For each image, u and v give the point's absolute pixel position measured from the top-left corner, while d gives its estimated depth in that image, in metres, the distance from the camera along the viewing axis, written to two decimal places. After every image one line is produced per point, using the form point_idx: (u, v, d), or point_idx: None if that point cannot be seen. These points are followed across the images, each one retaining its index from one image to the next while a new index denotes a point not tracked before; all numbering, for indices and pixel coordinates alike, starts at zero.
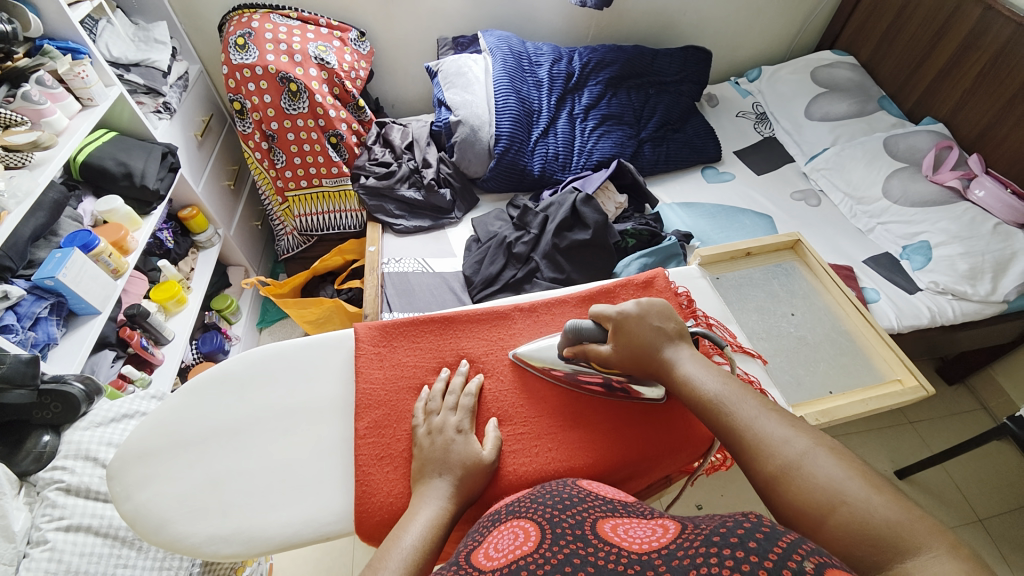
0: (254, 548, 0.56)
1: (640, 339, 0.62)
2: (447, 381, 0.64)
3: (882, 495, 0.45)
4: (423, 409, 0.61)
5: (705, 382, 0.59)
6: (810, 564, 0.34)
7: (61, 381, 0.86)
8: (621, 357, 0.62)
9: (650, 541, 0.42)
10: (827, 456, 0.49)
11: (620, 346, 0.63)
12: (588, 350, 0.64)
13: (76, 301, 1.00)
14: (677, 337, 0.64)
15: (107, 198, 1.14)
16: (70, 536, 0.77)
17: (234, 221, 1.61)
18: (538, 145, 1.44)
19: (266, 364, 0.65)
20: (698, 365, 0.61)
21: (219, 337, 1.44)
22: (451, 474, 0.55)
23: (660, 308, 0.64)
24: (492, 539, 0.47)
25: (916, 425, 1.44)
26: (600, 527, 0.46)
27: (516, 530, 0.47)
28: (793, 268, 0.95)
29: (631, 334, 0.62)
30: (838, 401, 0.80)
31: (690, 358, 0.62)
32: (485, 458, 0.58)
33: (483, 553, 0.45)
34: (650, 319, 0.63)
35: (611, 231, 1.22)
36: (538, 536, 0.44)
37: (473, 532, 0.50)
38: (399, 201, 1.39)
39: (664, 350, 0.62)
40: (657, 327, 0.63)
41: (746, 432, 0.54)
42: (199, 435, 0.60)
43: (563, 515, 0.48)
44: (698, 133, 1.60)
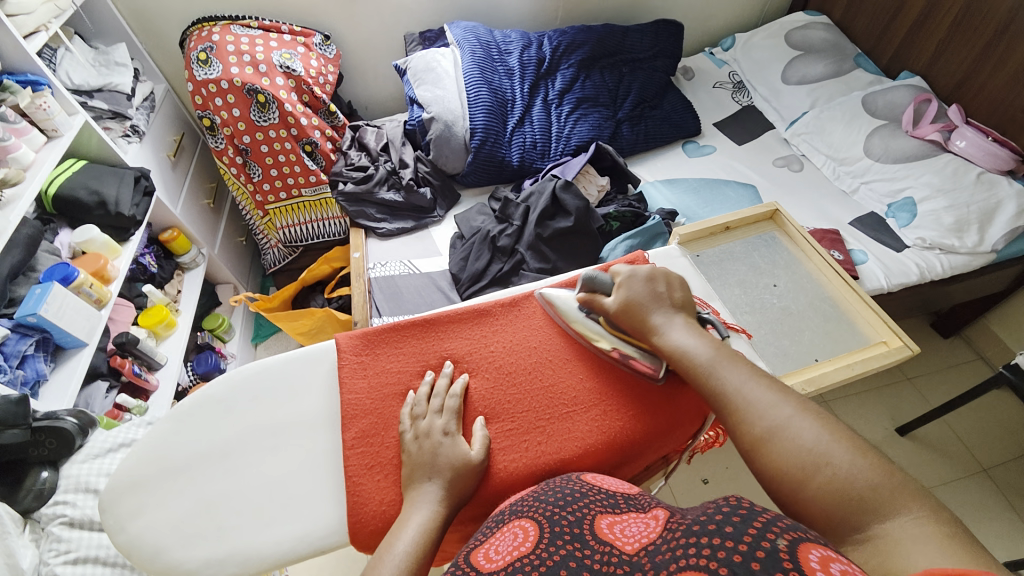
0: (252, 567, 0.57)
1: (641, 301, 0.64)
2: (432, 385, 0.64)
3: (866, 459, 0.46)
4: (410, 414, 0.61)
5: (694, 341, 0.60)
6: (782, 543, 0.35)
7: (54, 417, 0.86)
8: (622, 313, 0.64)
9: (641, 538, 0.43)
10: (807, 421, 0.50)
11: (619, 311, 0.65)
12: (597, 300, 0.66)
13: (61, 336, 0.99)
14: (680, 303, 0.65)
15: (83, 228, 1.13)
16: (78, 568, 0.78)
17: (217, 239, 1.60)
18: (514, 135, 1.43)
19: (250, 383, 0.64)
20: (690, 334, 0.62)
21: (214, 356, 1.44)
22: (440, 477, 0.55)
23: (663, 275, 0.65)
24: (493, 540, 0.46)
25: (914, 381, 1.45)
26: (598, 524, 0.46)
27: (515, 530, 0.47)
28: (774, 238, 0.94)
29: (634, 294, 0.64)
30: (824, 369, 0.80)
31: (681, 327, 0.62)
32: (473, 459, 0.57)
33: (484, 553, 0.45)
34: (655, 283, 0.65)
35: (594, 215, 1.21)
36: (537, 535, 0.45)
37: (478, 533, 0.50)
38: (380, 204, 1.37)
39: (663, 313, 0.64)
40: (660, 289, 0.65)
41: (734, 396, 0.55)
42: (188, 461, 0.60)
43: (564, 512, 0.47)
44: (676, 107, 1.58)
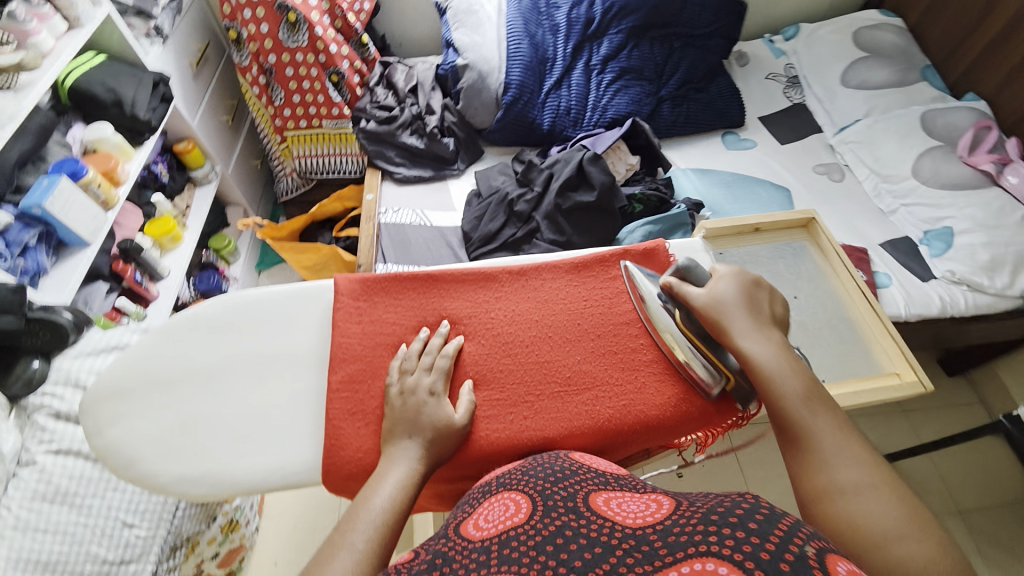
0: (223, 491, 0.57)
1: (743, 301, 0.58)
2: (425, 342, 0.62)
3: (942, 552, 0.41)
4: (398, 368, 0.60)
5: (785, 359, 0.54)
6: (810, 550, 0.32)
7: (50, 310, 0.87)
8: (706, 311, 0.58)
9: (645, 516, 0.41)
10: (882, 494, 0.45)
11: (709, 306, 0.58)
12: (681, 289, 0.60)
13: (64, 232, 0.98)
14: (780, 320, 0.59)
15: (97, 125, 1.10)
16: (59, 459, 0.79)
17: (232, 158, 1.57)
18: (549, 97, 1.36)
19: (241, 310, 0.63)
20: (778, 351, 0.55)
21: (216, 277, 1.45)
22: (422, 437, 0.54)
23: (770, 285, 0.60)
24: (482, 511, 0.47)
25: (909, 413, 1.43)
26: (593, 500, 0.45)
27: (507, 502, 0.47)
28: (803, 248, 0.90)
29: (727, 296, 0.58)
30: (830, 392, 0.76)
31: (770, 343, 0.55)
32: (457, 424, 0.56)
33: (472, 523, 0.45)
34: (755, 290, 0.59)
35: (619, 195, 1.16)
36: (528, 508, 0.44)
37: (464, 503, 0.50)
38: (400, 148, 1.33)
39: (763, 319, 0.57)
40: (765, 297, 0.60)
41: (809, 441, 0.50)
42: (173, 377, 0.60)
43: (555, 487, 0.47)
44: (723, 94, 1.49)
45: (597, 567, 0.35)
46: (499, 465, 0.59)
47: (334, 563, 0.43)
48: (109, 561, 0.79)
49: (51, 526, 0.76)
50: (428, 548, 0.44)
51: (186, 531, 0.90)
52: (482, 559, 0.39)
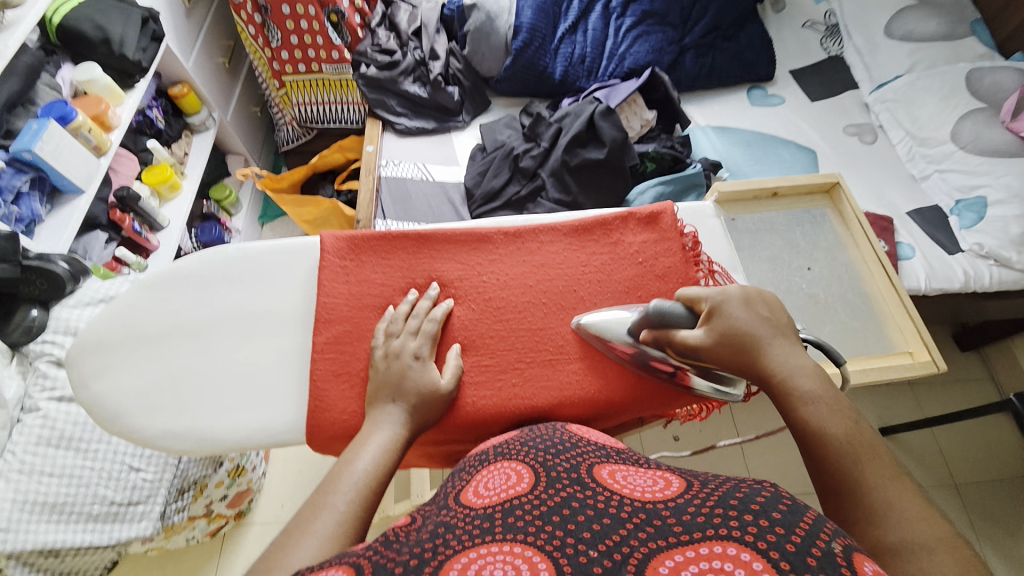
0: (209, 447, 0.57)
1: (740, 331, 0.51)
2: (413, 305, 0.60)
3: None
4: (385, 331, 0.58)
5: (812, 391, 0.48)
6: (838, 547, 0.30)
7: (46, 259, 0.86)
8: (711, 343, 0.52)
9: (653, 491, 0.39)
10: (948, 559, 0.35)
11: (713, 340, 0.52)
12: (668, 335, 0.54)
13: (58, 178, 0.96)
14: (789, 334, 0.53)
15: (85, 65, 1.05)
16: (61, 406, 0.81)
17: (231, 105, 1.51)
18: (562, 43, 1.28)
19: (225, 265, 0.61)
20: (806, 376, 0.49)
21: (218, 228, 1.44)
22: (407, 402, 0.53)
23: (768, 295, 0.54)
24: (480, 480, 0.46)
25: (916, 388, 1.40)
26: (598, 472, 0.44)
27: (507, 471, 0.46)
28: (823, 215, 0.84)
29: (734, 321, 0.52)
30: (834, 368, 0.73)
31: (799, 367, 0.50)
32: (443, 389, 0.55)
33: (472, 492, 0.44)
34: (756, 308, 0.53)
35: (629, 152, 1.09)
36: (531, 479, 0.43)
37: (461, 471, 0.50)
38: (402, 97, 1.26)
39: (768, 348, 0.51)
40: (764, 316, 0.53)
41: (851, 488, 0.42)
42: (157, 333, 0.59)
43: (558, 459, 0.46)
44: (752, 43, 1.37)
45: (606, 539, 0.34)
46: (485, 430, 0.58)
47: (315, 525, 0.42)
48: (118, 502, 0.82)
49: (58, 469, 0.79)
50: (423, 514, 0.45)
51: (192, 475, 0.94)
52: (485, 526, 0.37)
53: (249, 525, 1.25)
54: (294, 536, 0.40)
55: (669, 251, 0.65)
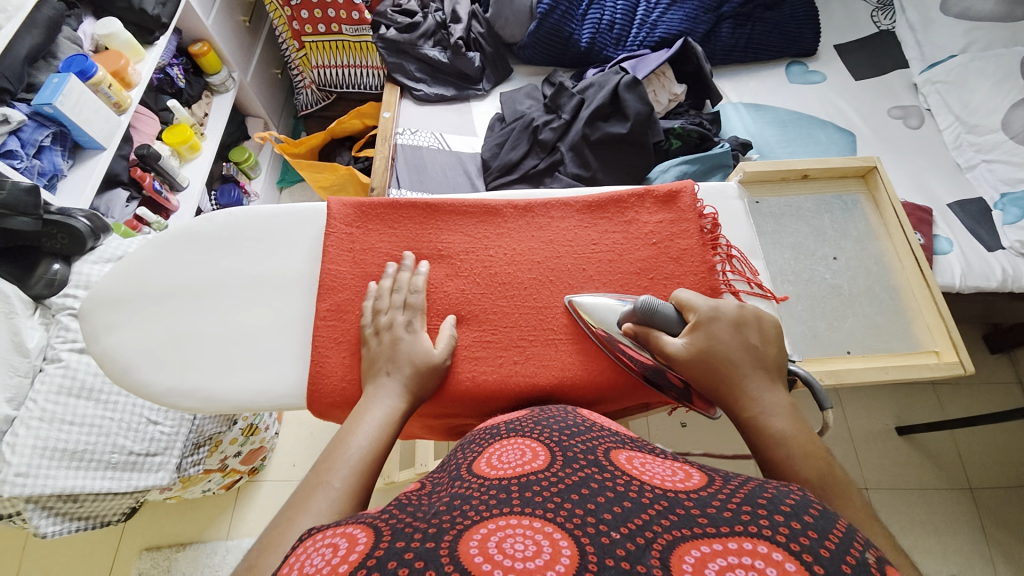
0: (214, 406, 0.58)
1: (724, 353, 0.51)
2: (394, 278, 0.59)
3: None
4: (373, 306, 0.57)
5: (786, 431, 0.47)
6: (870, 557, 0.30)
7: (67, 215, 0.88)
8: (690, 357, 0.51)
9: (673, 480, 0.39)
10: None
11: (693, 354, 0.51)
12: (652, 335, 0.53)
13: (79, 133, 0.97)
14: (773, 367, 0.51)
15: (104, 20, 1.04)
16: (81, 356, 0.85)
17: (251, 65, 1.49)
18: (591, 9, 1.21)
19: (233, 228, 0.61)
20: (786, 412, 0.48)
21: (237, 192, 1.45)
22: (401, 377, 0.53)
23: (756, 322, 0.53)
24: (494, 452, 0.45)
25: (937, 388, 1.35)
26: (615, 455, 0.43)
27: (522, 447, 0.45)
28: (856, 202, 0.80)
29: (720, 341, 0.51)
30: (853, 363, 0.70)
31: (779, 402, 0.49)
32: (438, 360, 0.55)
33: (486, 463, 0.43)
34: (745, 332, 0.52)
35: (655, 128, 1.04)
36: (548, 456, 0.42)
37: (470, 445, 0.49)
38: (421, 62, 1.22)
39: (750, 378, 0.50)
40: (751, 344, 0.52)
41: None
42: (167, 291, 0.60)
43: (575, 441, 0.45)
44: (796, 14, 1.28)
45: (629, 521, 0.33)
46: (483, 406, 0.58)
47: (313, 505, 0.41)
48: (135, 452, 0.86)
49: (79, 418, 0.83)
50: (434, 480, 0.46)
51: (207, 431, 0.98)
52: (502, 499, 0.37)
53: (262, 482, 1.30)
54: (293, 515, 0.40)
55: (686, 233, 0.62)
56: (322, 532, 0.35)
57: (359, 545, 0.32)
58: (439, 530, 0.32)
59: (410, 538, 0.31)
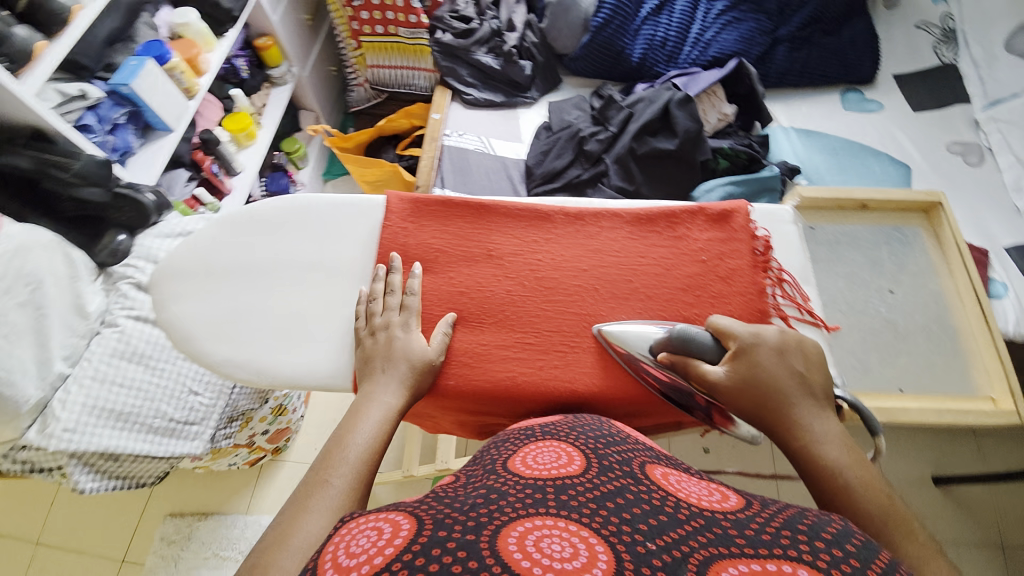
0: (264, 379, 0.60)
1: (768, 381, 0.50)
2: (384, 281, 0.60)
3: None
4: (366, 311, 0.59)
5: (839, 460, 0.46)
6: None
7: (135, 189, 0.94)
8: (733, 385, 0.50)
9: (709, 500, 0.39)
10: None
11: (735, 382, 0.50)
12: (692, 364, 0.52)
13: (151, 114, 1.03)
14: (821, 395, 0.51)
15: (182, 10, 1.10)
16: (137, 324, 0.90)
17: (310, 60, 1.55)
18: (645, 24, 1.21)
19: (295, 213, 0.64)
20: (838, 440, 0.48)
21: (285, 179, 1.50)
22: (400, 380, 0.54)
23: (801, 350, 0.52)
24: (528, 452, 0.46)
25: (979, 438, 1.28)
26: (651, 470, 0.43)
27: (557, 450, 0.45)
28: (914, 237, 0.77)
29: (762, 367, 0.51)
30: (908, 403, 0.67)
31: (830, 430, 0.49)
32: (432, 361, 0.56)
33: (520, 461, 0.44)
34: (788, 359, 0.52)
35: (703, 146, 1.04)
36: (583, 462, 0.43)
37: (502, 443, 0.49)
38: (473, 67, 1.25)
39: (797, 407, 0.50)
40: (796, 371, 0.51)
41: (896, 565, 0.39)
42: (230, 268, 0.63)
43: (609, 451, 0.45)
44: (856, 41, 1.25)
45: (665, 534, 0.33)
46: (520, 406, 0.58)
47: (316, 504, 0.43)
48: (176, 419, 0.90)
49: (127, 381, 0.87)
50: (468, 472, 0.46)
51: (241, 406, 1.01)
52: (539, 498, 0.37)
53: (283, 462, 1.33)
54: (298, 515, 0.42)
55: (737, 253, 0.62)
56: (362, 517, 0.36)
57: (402, 533, 0.33)
58: (478, 524, 0.33)
59: (452, 529, 0.32)
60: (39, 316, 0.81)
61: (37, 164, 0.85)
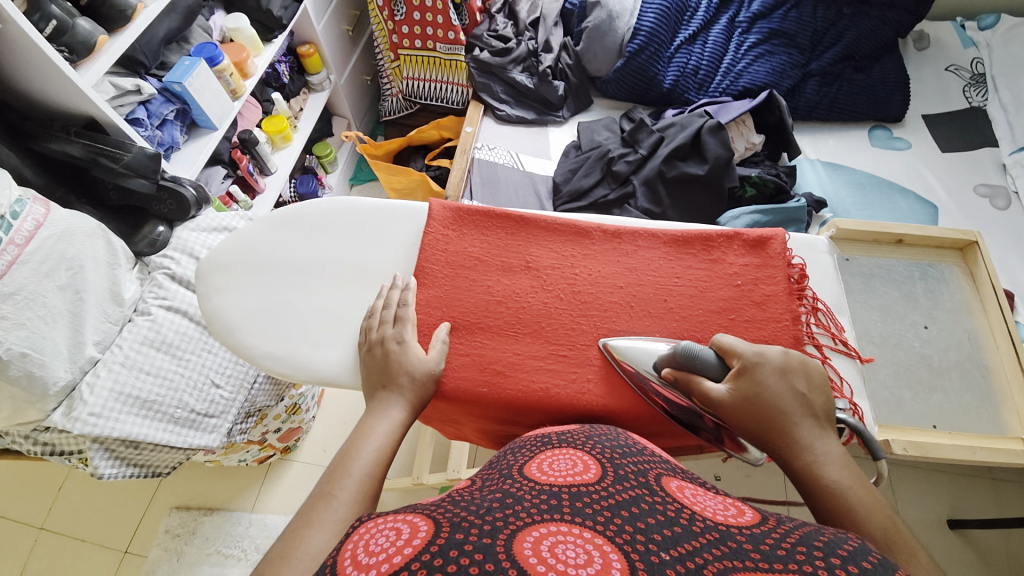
0: (300, 375, 0.61)
1: (770, 401, 0.50)
2: (385, 298, 0.61)
3: None
4: (366, 326, 0.60)
5: (840, 481, 0.46)
6: None
7: (178, 182, 0.97)
8: (735, 404, 0.50)
9: (723, 515, 0.38)
10: None
11: (736, 402, 0.50)
12: (695, 381, 0.52)
13: (197, 112, 1.06)
14: (821, 416, 0.51)
15: (235, 16, 1.15)
16: (170, 314, 0.91)
17: (347, 69, 1.61)
18: (678, 52, 1.24)
19: (340, 215, 0.66)
20: (839, 462, 0.48)
21: (314, 182, 1.53)
22: (403, 394, 0.54)
23: (805, 370, 0.52)
24: (545, 458, 0.46)
25: (997, 484, 1.24)
26: (667, 483, 0.43)
27: (573, 459, 0.45)
28: (945, 275, 0.77)
29: (764, 387, 0.50)
30: (940, 439, 0.66)
31: (831, 452, 0.48)
32: (434, 372, 0.56)
33: (537, 467, 0.44)
34: (791, 380, 0.51)
35: (731, 174, 1.05)
36: (599, 471, 0.43)
37: (519, 450, 0.49)
38: (508, 84, 1.29)
39: (798, 427, 0.49)
40: (799, 392, 0.51)
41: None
42: (274, 264, 0.65)
43: (625, 461, 0.45)
44: (886, 79, 1.27)
45: (680, 546, 0.33)
46: (553, 419, 0.58)
47: (322, 517, 0.43)
48: (197, 410, 0.91)
49: (155, 369, 0.88)
50: (484, 476, 0.46)
51: (258, 402, 1.02)
52: (554, 505, 0.37)
53: (291, 461, 1.33)
54: (304, 530, 0.42)
55: (773, 279, 0.62)
56: (381, 518, 0.37)
57: (420, 534, 0.33)
58: (494, 528, 0.33)
59: (469, 531, 0.32)
60: (76, 300, 0.81)
61: (87, 152, 0.88)
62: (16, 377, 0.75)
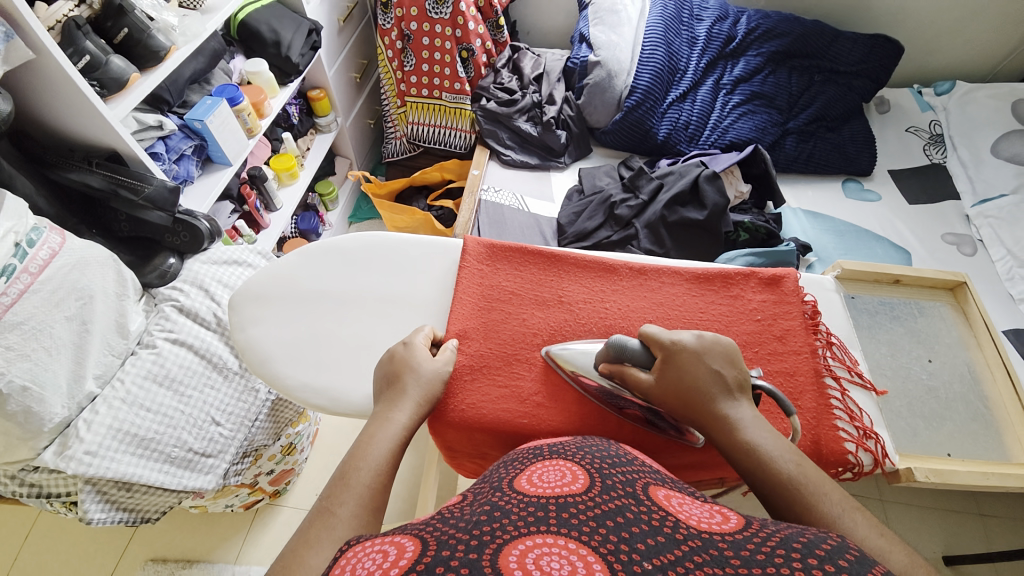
0: (338, 407, 0.61)
1: (690, 382, 0.52)
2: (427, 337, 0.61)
3: None
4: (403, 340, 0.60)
5: (757, 442, 0.49)
6: None
7: (192, 215, 0.97)
8: (662, 389, 0.53)
9: (708, 522, 0.37)
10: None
11: (660, 386, 0.53)
12: (626, 372, 0.55)
13: (214, 148, 1.09)
14: (735, 387, 0.53)
15: (255, 60, 1.20)
16: (175, 348, 0.88)
17: (353, 113, 1.67)
18: (670, 108, 1.35)
19: (373, 248, 0.69)
20: (755, 425, 0.50)
21: (316, 220, 1.55)
22: (406, 403, 0.54)
23: (715, 346, 0.54)
24: (535, 471, 0.45)
25: (986, 519, 1.28)
26: (653, 492, 0.41)
27: (563, 470, 0.44)
28: (936, 312, 0.83)
29: (684, 371, 0.52)
30: (956, 466, 0.69)
31: (747, 418, 0.51)
32: (435, 394, 0.56)
33: (526, 480, 0.43)
34: (707, 360, 0.53)
35: (726, 219, 1.13)
36: (586, 480, 0.42)
37: (508, 466, 0.47)
38: (513, 132, 1.37)
39: (716, 401, 0.51)
40: (713, 370, 0.53)
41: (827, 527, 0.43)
42: (311, 295, 0.66)
43: (613, 470, 0.44)
44: (855, 138, 1.40)
45: (662, 555, 0.32)
46: None
47: (321, 535, 0.41)
48: (195, 450, 0.87)
49: (155, 406, 0.84)
50: (475, 491, 0.45)
51: (256, 442, 0.98)
52: (540, 517, 0.36)
53: (282, 506, 1.26)
54: (304, 549, 0.40)
55: (789, 314, 0.66)
56: (369, 541, 0.36)
57: (407, 554, 0.32)
58: (481, 542, 0.33)
59: (455, 548, 0.32)
60: (82, 331, 0.79)
61: (107, 183, 0.89)
62: (12, 413, 0.72)
